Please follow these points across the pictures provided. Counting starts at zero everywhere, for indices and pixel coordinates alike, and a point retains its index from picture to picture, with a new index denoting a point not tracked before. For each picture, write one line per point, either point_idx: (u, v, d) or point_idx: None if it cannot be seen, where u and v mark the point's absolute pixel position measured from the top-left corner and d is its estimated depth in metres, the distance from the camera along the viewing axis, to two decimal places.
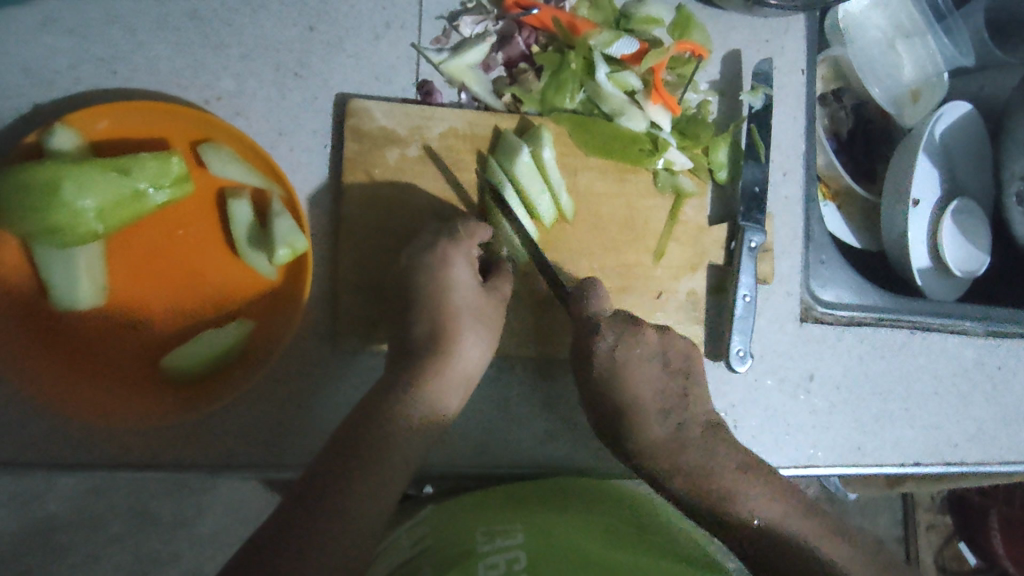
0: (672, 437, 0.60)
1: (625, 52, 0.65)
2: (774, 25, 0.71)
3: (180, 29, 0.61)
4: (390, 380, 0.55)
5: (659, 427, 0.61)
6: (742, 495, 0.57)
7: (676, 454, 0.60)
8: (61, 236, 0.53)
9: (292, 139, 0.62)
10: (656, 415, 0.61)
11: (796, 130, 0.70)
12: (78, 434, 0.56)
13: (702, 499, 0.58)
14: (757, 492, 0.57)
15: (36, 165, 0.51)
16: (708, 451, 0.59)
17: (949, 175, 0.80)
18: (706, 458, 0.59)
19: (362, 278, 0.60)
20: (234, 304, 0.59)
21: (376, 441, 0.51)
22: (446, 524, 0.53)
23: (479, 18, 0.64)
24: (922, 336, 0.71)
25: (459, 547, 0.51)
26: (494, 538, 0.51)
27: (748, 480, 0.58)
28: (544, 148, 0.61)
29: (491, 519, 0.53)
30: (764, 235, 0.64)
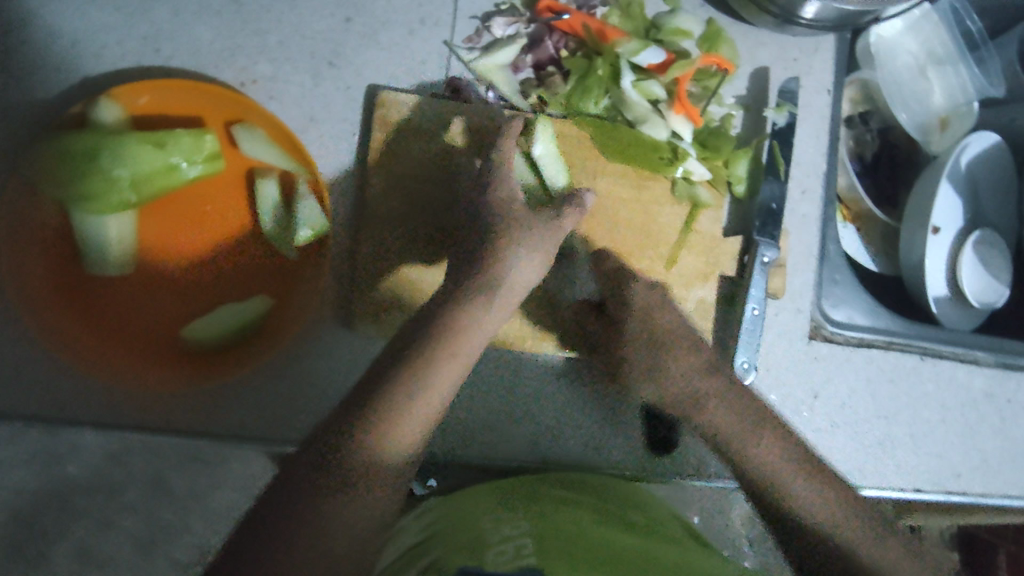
0: (701, 375, 0.59)
1: (651, 61, 0.65)
2: (803, 45, 0.71)
3: (221, 13, 0.63)
4: (412, 328, 0.51)
5: (681, 363, 0.59)
6: (757, 442, 0.56)
7: (695, 398, 0.58)
8: (97, 203, 0.55)
9: (321, 126, 0.64)
10: (676, 354, 0.60)
11: (818, 150, 0.70)
12: (98, 395, 0.59)
13: (721, 444, 0.57)
14: (764, 439, 0.56)
15: (80, 133, 0.55)
16: (717, 398, 0.57)
17: (972, 204, 0.80)
18: (723, 419, 0.57)
19: (404, 238, 0.62)
20: (253, 278, 0.61)
21: (390, 397, 0.47)
22: (460, 514, 0.53)
23: (512, 19, 0.66)
24: (931, 362, 0.71)
25: (471, 533, 0.50)
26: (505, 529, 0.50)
27: (759, 432, 0.56)
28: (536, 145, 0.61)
29: (502, 512, 0.53)
30: (777, 251, 0.64)
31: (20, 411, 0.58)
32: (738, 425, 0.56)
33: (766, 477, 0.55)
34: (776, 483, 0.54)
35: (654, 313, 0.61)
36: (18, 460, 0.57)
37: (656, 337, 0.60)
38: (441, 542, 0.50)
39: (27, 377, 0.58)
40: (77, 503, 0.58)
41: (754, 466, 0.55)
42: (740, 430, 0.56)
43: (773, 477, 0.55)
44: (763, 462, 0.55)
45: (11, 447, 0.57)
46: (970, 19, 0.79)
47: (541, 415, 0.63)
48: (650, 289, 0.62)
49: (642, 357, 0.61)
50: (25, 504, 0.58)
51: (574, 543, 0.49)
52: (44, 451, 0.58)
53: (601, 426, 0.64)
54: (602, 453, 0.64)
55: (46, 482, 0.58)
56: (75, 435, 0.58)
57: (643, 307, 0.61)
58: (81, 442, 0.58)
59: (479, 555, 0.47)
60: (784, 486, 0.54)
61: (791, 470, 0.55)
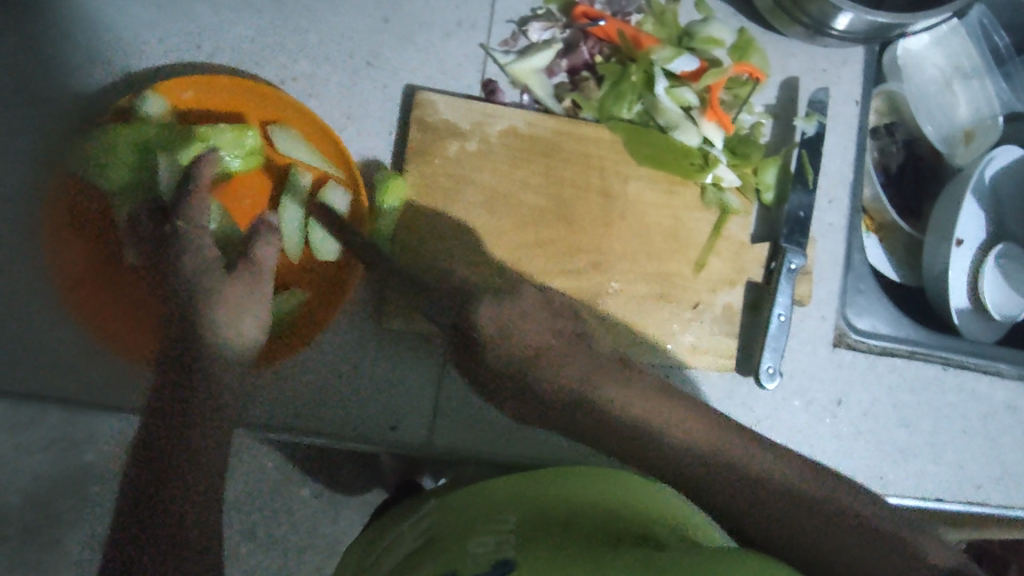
0: (591, 376, 0.55)
1: (685, 69, 0.66)
2: (832, 56, 0.72)
3: (263, 12, 0.64)
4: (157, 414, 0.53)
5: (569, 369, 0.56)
6: (665, 435, 0.52)
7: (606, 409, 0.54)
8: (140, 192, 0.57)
9: (359, 124, 0.65)
10: (554, 367, 0.56)
11: (844, 159, 0.71)
12: (129, 384, 0.59)
13: (636, 449, 0.53)
14: (683, 424, 0.53)
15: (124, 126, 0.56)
16: (623, 397, 0.54)
17: (996, 218, 0.80)
18: (635, 413, 0.53)
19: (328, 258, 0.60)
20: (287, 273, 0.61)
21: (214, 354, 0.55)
22: (455, 518, 0.50)
23: (548, 25, 0.67)
24: (954, 373, 0.72)
25: (462, 535, 0.48)
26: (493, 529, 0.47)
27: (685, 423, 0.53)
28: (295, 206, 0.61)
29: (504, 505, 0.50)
30: (804, 258, 0.65)
31: (50, 395, 0.58)
32: (645, 419, 0.53)
33: (694, 468, 0.51)
34: (705, 460, 0.51)
35: (515, 329, 0.56)
36: (35, 447, 0.59)
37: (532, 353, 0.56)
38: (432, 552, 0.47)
39: (55, 360, 0.58)
40: (89, 489, 0.60)
41: (680, 459, 0.51)
42: (652, 423, 0.53)
43: (697, 472, 0.51)
44: (680, 446, 0.52)
45: (34, 430, 0.58)
46: (998, 34, 0.81)
47: None
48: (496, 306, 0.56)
49: (524, 374, 0.56)
50: (43, 487, 0.59)
51: (565, 525, 0.46)
52: (61, 439, 0.59)
53: None
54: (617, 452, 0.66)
55: (65, 468, 0.59)
56: (101, 422, 0.59)
57: (501, 328, 0.56)
58: (102, 429, 0.59)
59: (461, 556, 0.45)
60: (723, 460, 0.51)
61: (713, 450, 0.51)
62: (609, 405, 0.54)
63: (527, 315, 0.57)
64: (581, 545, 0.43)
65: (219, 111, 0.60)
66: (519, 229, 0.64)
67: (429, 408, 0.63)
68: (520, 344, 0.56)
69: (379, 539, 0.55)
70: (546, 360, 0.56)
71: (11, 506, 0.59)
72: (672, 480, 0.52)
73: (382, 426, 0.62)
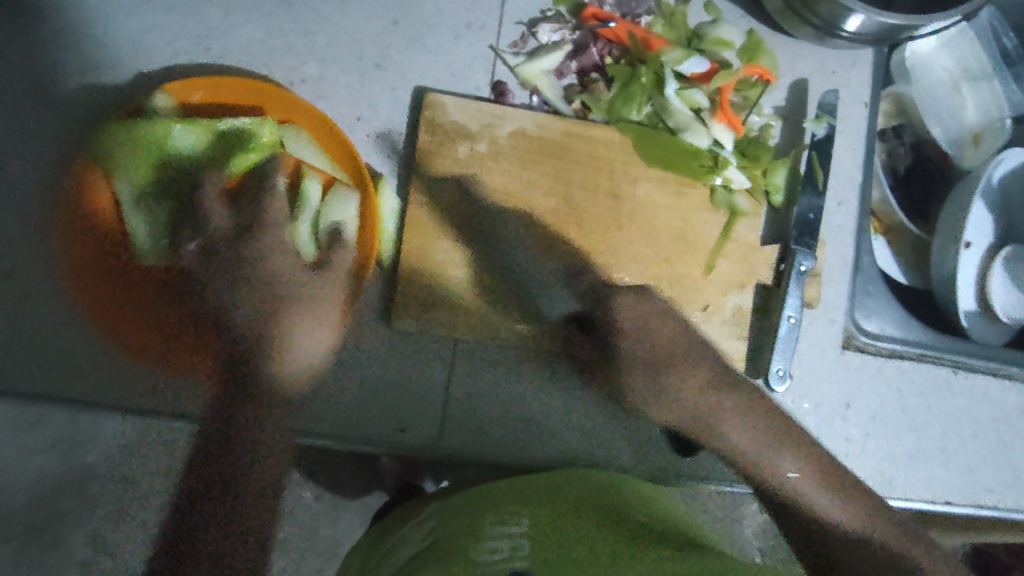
0: (712, 392, 0.54)
1: (695, 70, 0.66)
2: (841, 58, 0.72)
3: (272, 13, 0.64)
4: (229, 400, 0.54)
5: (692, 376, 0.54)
6: (782, 458, 0.53)
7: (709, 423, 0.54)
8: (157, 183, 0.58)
9: (368, 126, 0.64)
10: (688, 371, 0.54)
11: (854, 162, 0.71)
12: (139, 383, 0.58)
13: (745, 460, 0.53)
14: (789, 454, 0.53)
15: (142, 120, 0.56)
16: (740, 415, 0.53)
17: (1005, 220, 0.80)
18: (748, 438, 0.53)
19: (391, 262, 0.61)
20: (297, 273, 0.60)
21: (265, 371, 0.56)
22: (457, 522, 0.51)
23: (558, 27, 0.67)
24: (963, 376, 0.71)
25: (466, 540, 0.48)
26: (500, 531, 0.48)
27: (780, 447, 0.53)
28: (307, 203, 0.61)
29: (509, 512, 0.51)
30: (814, 260, 0.65)
31: (60, 394, 0.58)
32: (760, 444, 0.53)
33: (792, 494, 0.52)
34: (802, 494, 0.52)
35: (652, 328, 0.55)
36: (37, 448, 0.57)
37: (659, 356, 0.54)
38: (434, 554, 0.48)
39: (65, 361, 0.58)
40: (91, 490, 0.59)
41: (776, 483, 0.52)
42: (766, 447, 0.53)
43: (795, 497, 0.52)
44: (790, 480, 0.52)
45: (41, 429, 0.57)
46: (1007, 36, 0.81)
47: (573, 418, 0.65)
48: (638, 301, 0.56)
49: (645, 378, 0.54)
50: (44, 488, 0.58)
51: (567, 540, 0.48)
52: (65, 439, 0.58)
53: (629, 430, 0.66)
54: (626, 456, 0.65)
55: (67, 470, 0.58)
56: (106, 422, 0.58)
57: (636, 326, 0.55)
58: (105, 431, 0.58)
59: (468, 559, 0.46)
60: (808, 499, 0.52)
61: (811, 487, 0.52)
62: (722, 422, 0.53)
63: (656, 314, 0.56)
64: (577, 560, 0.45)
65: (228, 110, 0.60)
66: (528, 231, 0.63)
67: (438, 411, 0.62)
68: (649, 347, 0.54)
69: (382, 542, 0.55)
70: (676, 364, 0.54)
71: (13, 508, 0.57)
72: (763, 488, 0.53)
73: (392, 428, 0.61)
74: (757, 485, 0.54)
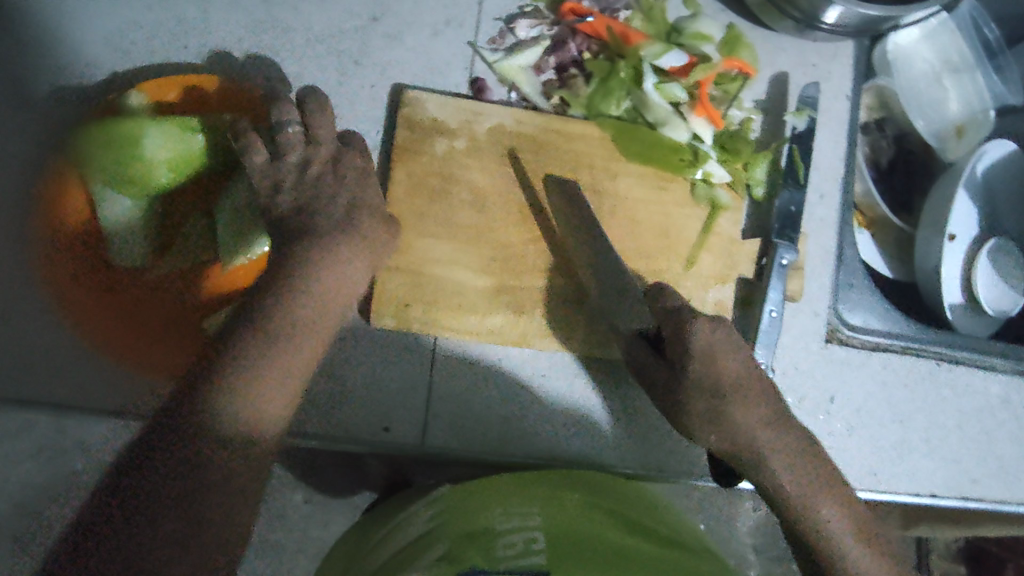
0: (763, 429, 0.57)
1: (673, 64, 0.66)
2: (822, 50, 0.72)
3: (249, 12, 0.64)
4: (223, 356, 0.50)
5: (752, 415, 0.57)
6: (821, 508, 0.56)
7: (757, 452, 0.57)
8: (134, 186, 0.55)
9: (346, 123, 0.64)
10: (746, 403, 0.57)
11: (835, 155, 0.71)
12: (124, 386, 0.58)
13: (788, 502, 0.56)
14: (829, 505, 0.56)
15: (119, 119, 0.54)
16: (788, 456, 0.57)
17: (990, 211, 0.80)
18: (797, 481, 0.56)
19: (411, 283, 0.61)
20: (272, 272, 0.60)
21: (225, 403, 0.47)
22: (462, 506, 0.54)
23: (536, 22, 0.67)
24: (947, 368, 0.71)
25: (475, 525, 0.51)
26: (509, 521, 0.52)
27: (823, 491, 0.56)
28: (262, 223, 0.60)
29: (516, 506, 0.54)
30: (796, 253, 0.65)
31: (43, 398, 0.57)
32: (804, 486, 0.56)
33: (825, 545, 0.55)
34: (838, 546, 0.55)
35: (717, 358, 0.57)
36: (21, 455, 0.56)
37: (720, 389, 0.57)
38: (442, 535, 0.51)
39: (50, 367, 0.57)
40: (78, 496, 0.56)
41: (813, 527, 0.56)
42: (810, 492, 0.56)
43: (830, 543, 0.55)
44: (825, 528, 0.55)
45: (28, 436, 0.56)
46: (988, 27, 0.80)
47: (555, 416, 0.64)
48: (714, 331, 0.57)
49: (706, 405, 0.57)
50: (30, 497, 0.56)
51: (572, 536, 0.51)
52: (52, 446, 0.56)
53: (613, 427, 0.65)
54: (614, 453, 0.65)
55: (52, 478, 0.56)
56: (93, 427, 0.57)
57: (706, 354, 0.57)
58: (92, 437, 0.57)
59: (488, 549, 0.49)
60: (839, 547, 0.55)
61: (842, 537, 0.55)
62: (772, 459, 0.56)
63: (728, 350, 0.58)
64: (587, 557, 0.48)
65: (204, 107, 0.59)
66: (508, 228, 0.63)
67: (421, 409, 0.61)
68: (714, 376, 0.57)
69: (374, 530, 0.57)
70: (737, 399, 0.57)
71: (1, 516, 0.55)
72: (797, 529, 0.56)
73: (375, 427, 0.60)
74: (790, 524, 0.57)
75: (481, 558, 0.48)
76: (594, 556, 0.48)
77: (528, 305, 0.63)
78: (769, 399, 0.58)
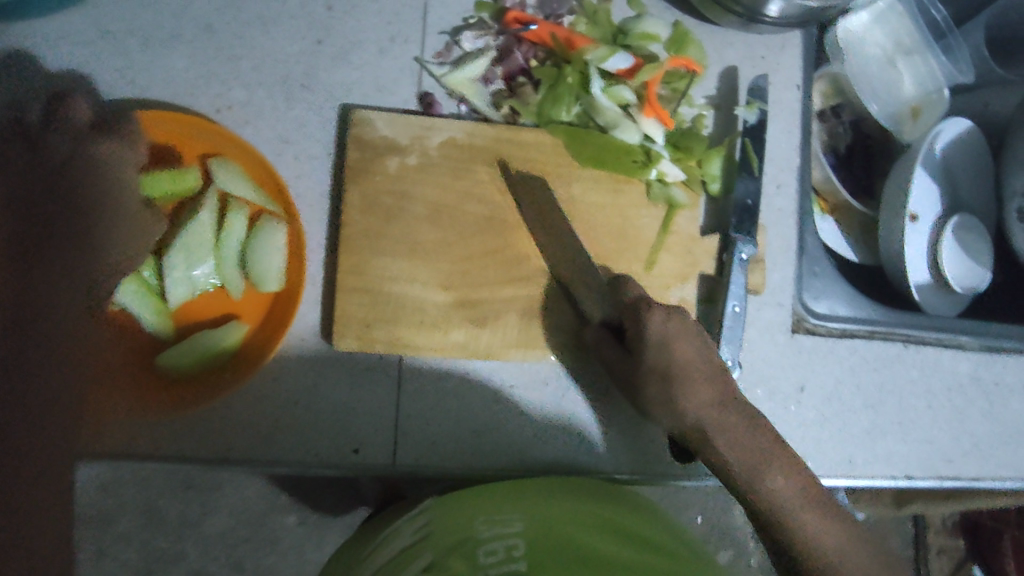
0: (712, 410, 0.56)
1: (620, 66, 0.66)
2: (770, 42, 0.72)
3: (192, 42, 0.63)
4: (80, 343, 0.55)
5: (700, 395, 0.56)
6: (769, 477, 0.54)
7: (704, 430, 0.56)
8: None
9: (297, 148, 0.64)
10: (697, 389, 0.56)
11: (789, 145, 0.71)
12: (88, 429, 0.56)
13: (732, 476, 0.55)
14: (780, 472, 0.54)
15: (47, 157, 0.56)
16: (737, 433, 0.55)
17: (949, 189, 0.81)
18: (741, 452, 0.54)
19: (372, 310, 0.61)
20: (222, 307, 0.60)
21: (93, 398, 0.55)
22: (452, 514, 0.55)
23: (481, 33, 0.66)
24: (915, 349, 0.71)
25: (459, 535, 0.52)
26: (493, 527, 0.52)
27: (772, 463, 0.54)
28: (205, 262, 0.59)
29: (501, 512, 0.54)
30: (754, 247, 0.65)
31: None
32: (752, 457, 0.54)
33: (778, 510, 0.53)
34: (786, 512, 0.53)
35: (672, 346, 0.57)
36: None
37: (672, 372, 0.56)
38: (430, 546, 0.52)
39: None
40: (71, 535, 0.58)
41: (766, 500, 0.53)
42: (754, 462, 0.54)
43: (783, 516, 0.53)
44: (774, 495, 0.53)
45: None
46: (935, 6, 0.80)
47: (527, 425, 0.63)
48: (667, 319, 0.57)
49: (659, 389, 0.57)
50: None
51: (555, 538, 0.51)
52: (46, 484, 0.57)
53: (579, 430, 0.64)
54: (592, 458, 0.64)
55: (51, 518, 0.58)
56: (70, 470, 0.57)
57: (660, 341, 0.57)
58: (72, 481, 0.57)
59: (470, 557, 0.49)
60: (792, 517, 0.52)
61: (794, 506, 0.53)
62: (718, 434, 0.55)
63: (680, 337, 0.57)
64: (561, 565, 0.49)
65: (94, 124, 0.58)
66: (464, 240, 0.63)
67: (390, 430, 0.61)
68: (668, 360, 0.57)
69: (361, 549, 0.57)
70: (688, 378, 0.56)
71: None
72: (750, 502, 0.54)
73: (344, 449, 0.60)
74: (744, 497, 0.55)
75: (462, 567, 0.49)
76: (568, 564, 0.49)
77: (491, 317, 0.63)
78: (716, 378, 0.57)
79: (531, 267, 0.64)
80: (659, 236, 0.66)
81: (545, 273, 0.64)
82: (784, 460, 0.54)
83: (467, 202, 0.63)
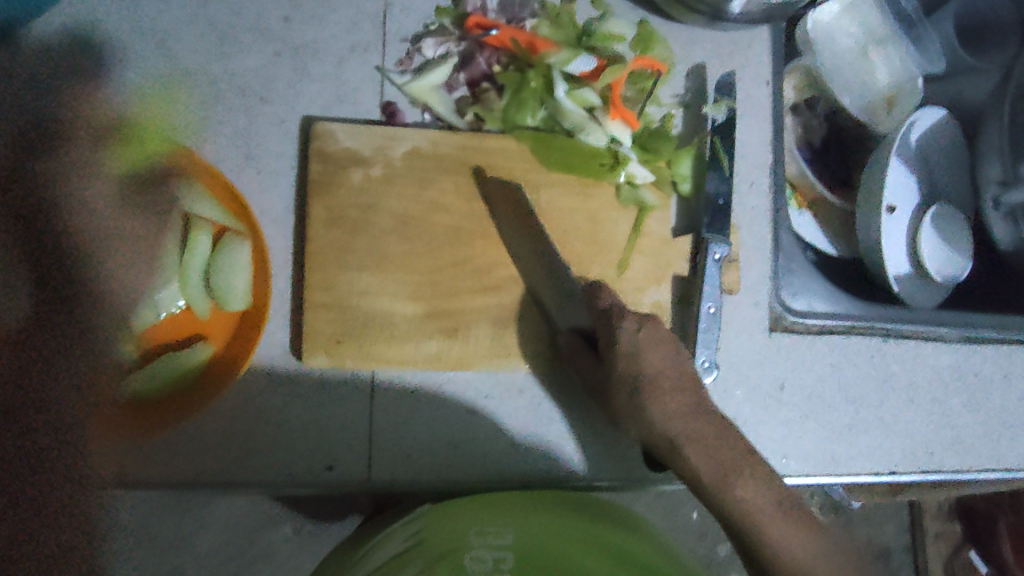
0: (681, 421, 0.55)
1: (583, 69, 0.65)
2: (737, 38, 0.72)
3: (150, 60, 0.62)
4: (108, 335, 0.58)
5: (665, 404, 0.56)
6: (738, 486, 0.52)
7: (673, 443, 0.55)
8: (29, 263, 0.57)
9: (259, 163, 0.63)
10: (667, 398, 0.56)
11: (761, 141, 0.70)
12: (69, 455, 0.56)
13: (704, 486, 0.53)
14: (749, 483, 0.52)
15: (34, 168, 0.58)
16: (705, 443, 0.54)
17: (927, 178, 0.80)
18: (711, 464, 0.53)
19: (339, 325, 0.60)
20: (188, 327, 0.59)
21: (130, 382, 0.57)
22: (443, 528, 0.53)
23: (442, 40, 0.66)
24: (896, 343, 0.70)
25: (449, 545, 0.51)
26: (484, 538, 0.51)
27: (741, 475, 0.53)
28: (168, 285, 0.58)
29: (492, 524, 0.53)
30: (729, 247, 0.64)
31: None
32: (720, 467, 0.53)
33: (752, 520, 0.51)
34: (757, 524, 0.51)
35: (643, 356, 0.57)
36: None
37: (644, 380, 0.56)
38: (417, 557, 0.50)
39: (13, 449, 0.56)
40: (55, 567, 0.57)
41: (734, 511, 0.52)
42: (722, 473, 0.53)
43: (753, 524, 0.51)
44: (745, 506, 0.51)
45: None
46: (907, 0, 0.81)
47: (503, 436, 0.63)
48: (638, 329, 0.57)
49: (629, 401, 0.57)
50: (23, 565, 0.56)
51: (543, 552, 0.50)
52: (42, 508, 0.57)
53: (555, 439, 0.64)
54: (570, 467, 0.64)
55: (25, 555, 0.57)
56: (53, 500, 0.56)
57: (630, 351, 0.57)
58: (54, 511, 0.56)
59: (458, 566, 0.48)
60: (762, 529, 0.51)
61: (767, 515, 0.51)
62: (687, 446, 0.54)
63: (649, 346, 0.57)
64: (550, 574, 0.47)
65: (93, 143, 0.59)
66: (432, 251, 0.62)
67: (364, 447, 0.60)
68: (636, 369, 0.56)
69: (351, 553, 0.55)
70: (657, 390, 0.56)
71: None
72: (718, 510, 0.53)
73: (318, 467, 0.59)
74: (715, 508, 0.53)
75: None
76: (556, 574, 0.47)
77: (461, 329, 0.62)
78: (686, 390, 0.56)
79: (505, 274, 0.63)
80: (631, 237, 0.65)
81: (516, 281, 0.63)
82: (756, 472, 0.53)
83: (434, 212, 0.62)
